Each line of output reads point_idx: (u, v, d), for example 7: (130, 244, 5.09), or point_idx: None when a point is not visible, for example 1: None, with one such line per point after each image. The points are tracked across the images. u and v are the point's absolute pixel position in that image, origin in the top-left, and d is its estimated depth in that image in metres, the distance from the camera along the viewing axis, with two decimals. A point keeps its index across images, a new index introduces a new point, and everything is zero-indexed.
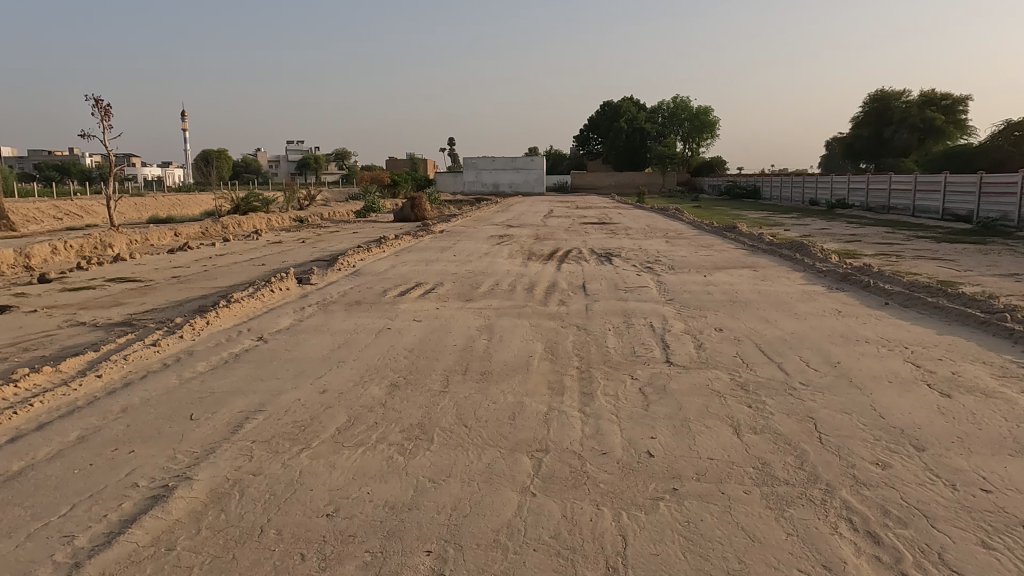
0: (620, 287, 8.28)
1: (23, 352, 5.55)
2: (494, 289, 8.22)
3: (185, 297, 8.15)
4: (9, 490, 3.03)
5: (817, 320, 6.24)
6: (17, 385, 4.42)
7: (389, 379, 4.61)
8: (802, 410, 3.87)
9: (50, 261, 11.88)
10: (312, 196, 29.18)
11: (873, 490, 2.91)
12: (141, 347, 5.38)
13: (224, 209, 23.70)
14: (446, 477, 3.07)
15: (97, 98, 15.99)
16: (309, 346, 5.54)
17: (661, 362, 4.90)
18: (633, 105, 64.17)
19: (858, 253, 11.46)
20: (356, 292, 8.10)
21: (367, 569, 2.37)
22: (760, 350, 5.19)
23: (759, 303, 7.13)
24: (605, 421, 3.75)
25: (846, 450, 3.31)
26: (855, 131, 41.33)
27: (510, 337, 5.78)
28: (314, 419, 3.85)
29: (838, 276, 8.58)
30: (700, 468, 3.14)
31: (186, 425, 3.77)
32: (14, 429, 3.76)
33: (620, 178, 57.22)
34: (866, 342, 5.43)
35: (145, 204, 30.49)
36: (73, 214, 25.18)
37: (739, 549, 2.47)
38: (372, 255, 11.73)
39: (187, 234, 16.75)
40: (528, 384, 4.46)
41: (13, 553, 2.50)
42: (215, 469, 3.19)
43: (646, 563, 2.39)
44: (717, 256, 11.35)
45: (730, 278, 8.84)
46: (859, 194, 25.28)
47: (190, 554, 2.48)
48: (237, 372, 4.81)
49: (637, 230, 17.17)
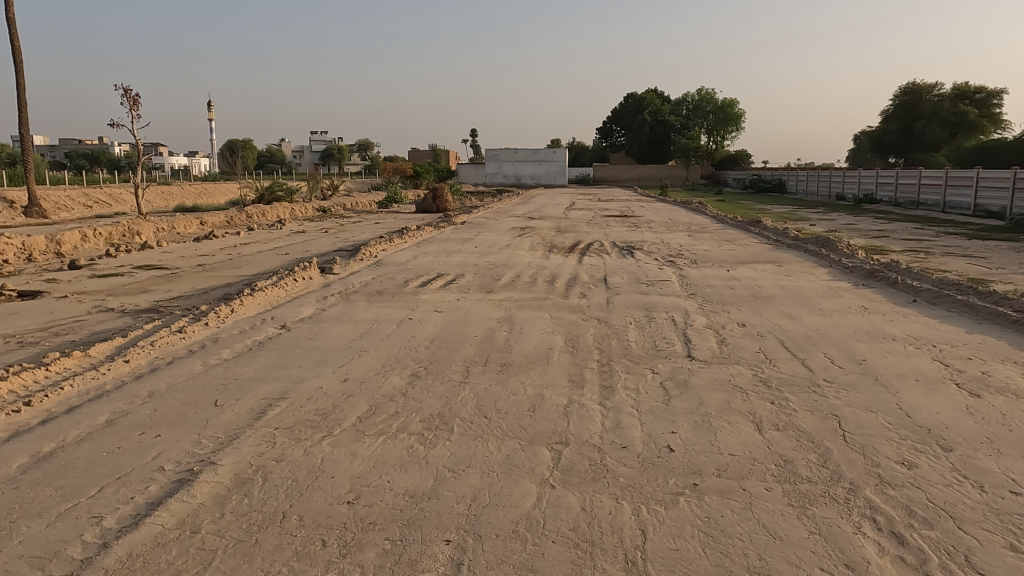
0: (642, 280, 8.24)
1: (54, 337, 5.67)
2: (515, 281, 8.22)
3: (211, 285, 8.26)
4: (40, 470, 3.10)
5: (841, 317, 6.14)
6: (48, 368, 4.53)
7: (410, 369, 4.64)
8: (825, 408, 3.82)
9: (81, 247, 12.11)
10: (334, 186, 29.48)
11: (898, 489, 2.86)
12: (168, 333, 5.48)
13: (249, 199, 24.03)
14: (466, 468, 3.08)
15: (126, 88, 16.21)
16: (331, 335, 5.61)
17: (682, 356, 4.88)
18: (657, 98, 62.62)
19: (886, 250, 11.28)
20: (378, 282, 8.15)
21: (387, 557, 2.39)
22: (784, 347, 5.12)
23: (782, 298, 7.03)
24: (626, 415, 3.73)
25: (870, 448, 3.26)
26: (884, 125, 40.47)
27: (530, 328, 5.79)
28: (336, 408, 3.89)
29: (865, 273, 8.44)
30: (721, 464, 3.11)
31: (210, 411, 3.83)
32: (46, 412, 3.85)
33: (643, 171, 56.77)
34: (892, 340, 5.34)
35: (173, 192, 31.04)
36: (103, 202, 25.74)
37: (760, 546, 2.44)
38: (395, 245, 11.81)
39: (212, 223, 16.97)
40: (548, 376, 4.47)
41: (44, 533, 2.56)
42: (239, 455, 3.24)
43: (665, 559, 2.38)
44: (739, 250, 11.23)
45: (754, 273, 8.74)
46: (888, 189, 24.75)
47: (213, 538, 2.52)
48: (260, 359, 4.88)
49: (661, 223, 17.07)
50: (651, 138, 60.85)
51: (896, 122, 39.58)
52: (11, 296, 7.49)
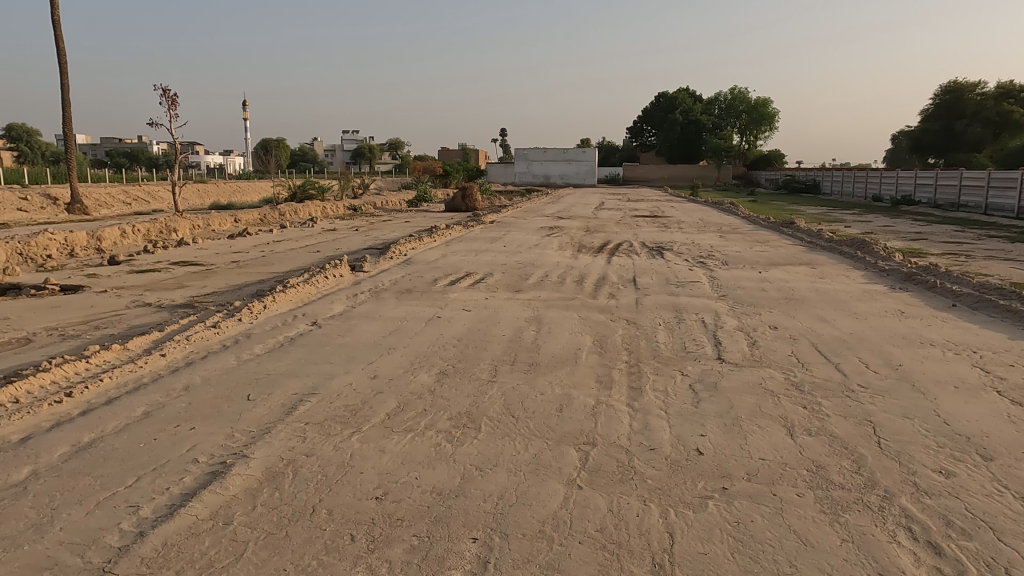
0: (672, 281, 8.17)
1: (94, 330, 5.84)
2: (543, 281, 8.21)
3: (244, 282, 8.41)
4: (80, 459, 3.20)
5: (877, 321, 6.01)
6: (88, 360, 4.67)
7: (438, 367, 4.67)
8: (860, 413, 3.74)
9: (120, 243, 12.45)
10: (365, 185, 29.80)
11: (935, 498, 2.79)
12: (203, 328, 5.59)
13: (282, 197, 24.43)
14: (493, 466, 3.09)
15: (164, 88, 16.59)
16: (360, 331, 5.67)
17: (712, 359, 4.81)
18: (688, 98, 61.99)
19: (925, 252, 10.97)
20: (407, 280, 8.22)
21: (414, 553, 2.41)
22: (818, 350, 5.03)
23: (815, 301, 6.91)
24: (654, 416, 3.71)
25: (906, 456, 3.19)
26: (924, 125, 39.46)
27: (559, 328, 5.78)
28: (365, 404, 3.94)
29: (902, 276, 8.24)
30: (751, 468, 3.07)
31: (243, 404, 3.90)
32: (86, 403, 3.96)
33: (673, 171, 56.28)
34: (930, 345, 5.20)
35: (208, 189, 31.69)
36: (142, 198, 26.39)
37: (791, 552, 2.41)
38: (424, 244, 11.88)
39: (246, 221, 17.28)
40: (576, 376, 4.46)
41: (84, 520, 2.64)
42: (271, 448, 3.29)
43: (693, 563, 2.36)
44: (772, 252, 11.05)
45: (787, 275, 8.59)
46: (927, 190, 24.15)
47: (245, 529, 2.57)
48: (291, 355, 4.96)
49: (691, 223, 16.91)
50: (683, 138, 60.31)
51: (936, 122, 38.57)
52: (54, 289, 7.73)
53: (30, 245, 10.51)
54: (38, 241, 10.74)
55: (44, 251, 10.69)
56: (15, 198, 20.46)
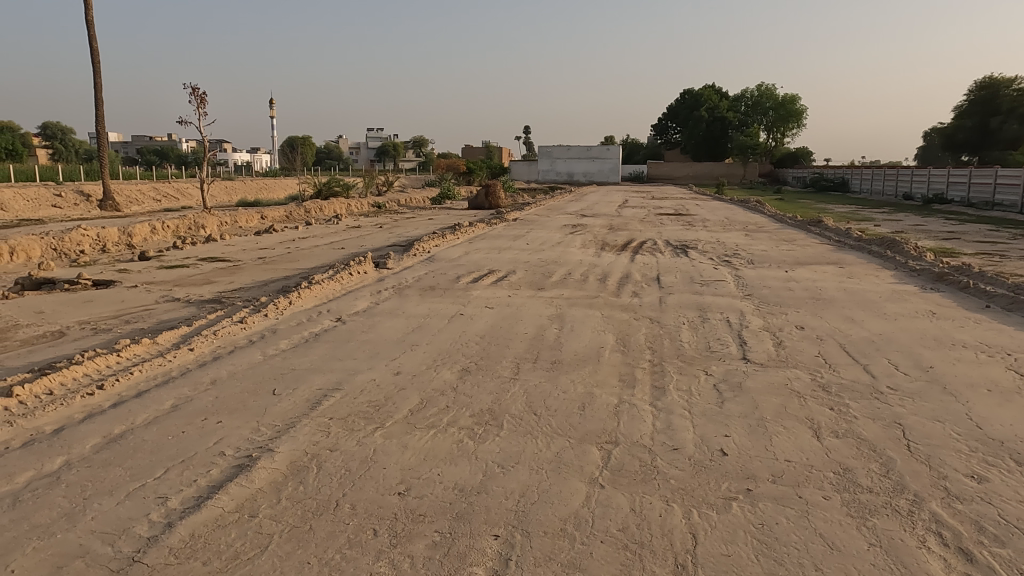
0: (696, 280, 8.10)
1: (125, 324, 5.96)
2: (566, 279, 8.19)
3: (270, 278, 8.51)
4: (110, 451, 3.27)
5: (907, 322, 5.89)
6: (119, 354, 4.77)
7: (460, 364, 4.69)
8: (888, 416, 3.68)
9: (150, 239, 12.68)
10: (389, 182, 30.01)
11: (967, 503, 2.73)
12: (230, 324, 5.68)
13: (308, 194, 24.71)
14: (515, 464, 3.09)
15: (193, 87, 16.87)
16: (384, 328, 5.71)
17: (737, 358, 4.76)
18: (714, 95, 61.56)
19: (958, 252, 10.73)
20: (430, 277, 8.26)
21: (436, 549, 2.42)
22: (845, 351, 4.95)
23: (843, 301, 6.81)
24: (677, 416, 3.68)
25: (937, 460, 3.12)
26: (958, 122, 38.58)
27: (582, 327, 5.75)
28: (388, 400, 3.96)
29: (933, 276, 8.07)
30: (777, 470, 3.03)
31: (269, 399, 3.95)
32: (117, 395, 4.05)
33: (699, 168, 55.80)
34: (962, 347, 5.09)
35: (235, 186, 32.11)
36: (171, 195, 26.88)
37: (816, 556, 2.37)
38: (447, 241, 11.91)
39: (272, 218, 17.48)
40: (599, 375, 4.44)
41: (114, 510, 2.70)
42: (296, 443, 3.33)
43: (716, 564, 2.34)
44: (799, 251, 10.90)
45: (814, 274, 8.47)
46: (960, 189, 23.62)
47: (270, 522, 2.60)
48: (316, 350, 5.01)
49: (716, 222, 16.77)
50: (708, 135, 59.88)
51: (971, 119, 37.68)
52: (86, 284, 7.91)
53: (64, 240, 10.77)
54: (71, 236, 11.01)
55: (76, 246, 10.93)
56: (49, 195, 20.98)
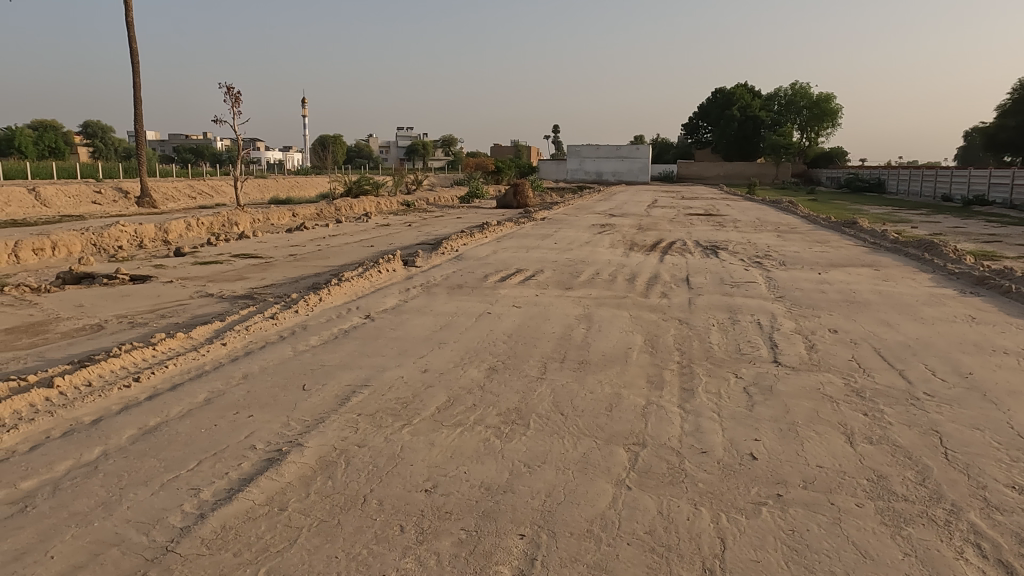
0: (727, 281, 7.99)
1: (161, 318, 6.10)
2: (594, 278, 8.15)
3: (300, 275, 8.62)
4: (145, 442, 3.34)
5: (945, 326, 5.73)
6: (155, 347, 4.88)
7: (487, 362, 4.69)
8: (925, 423, 3.58)
9: (185, 235, 12.96)
10: (418, 180, 30.20)
11: (1007, 515, 2.64)
12: (261, 319, 5.77)
13: (338, 192, 24.99)
14: (542, 464, 3.09)
15: (229, 86, 17.21)
16: (412, 325, 5.75)
17: (768, 361, 4.69)
18: (747, 93, 60.85)
19: (1000, 255, 10.42)
20: (458, 276, 8.29)
21: (461, 547, 2.42)
22: (880, 356, 4.84)
23: (879, 304, 6.65)
24: (706, 419, 3.63)
25: (976, 469, 3.03)
26: (1000, 121, 37.45)
27: (610, 327, 5.71)
28: (415, 397, 3.98)
29: (973, 280, 7.84)
30: (808, 475, 2.97)
31: (298, 394, 4.01)
32: (152, 388, 4.14)
33: (729, 168, 55.14)
34: (1003, 353, 4.94)
35: (267, 185, 32.65)
36: (206, 193, 27.45)
37: (849, 564, 2.33)
38: (475, 240, 11.94)
39: (303, 215, 17.72)
40: (626, 375, 4.41)
41: (149, 500, 2.76)
42: (324, 438, 3.37)
43: (745, 569, 2.30)
44: (833, 252, 10.69)
45: (848, 277, 8.29)
46: (1003, 190, 22.95)
47: (300, 516, 2.64)
48: (345, 347, 5.07)
49: (747, 222, 16.54)
50: (740, 134, 59.14)
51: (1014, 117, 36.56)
52: (123, 279, 8.11)
53: (103, 236, 11.08)
54: (110, 232, 11.31)
55: (114, 242, 11.22)
56: (90, 192, 21.59)
